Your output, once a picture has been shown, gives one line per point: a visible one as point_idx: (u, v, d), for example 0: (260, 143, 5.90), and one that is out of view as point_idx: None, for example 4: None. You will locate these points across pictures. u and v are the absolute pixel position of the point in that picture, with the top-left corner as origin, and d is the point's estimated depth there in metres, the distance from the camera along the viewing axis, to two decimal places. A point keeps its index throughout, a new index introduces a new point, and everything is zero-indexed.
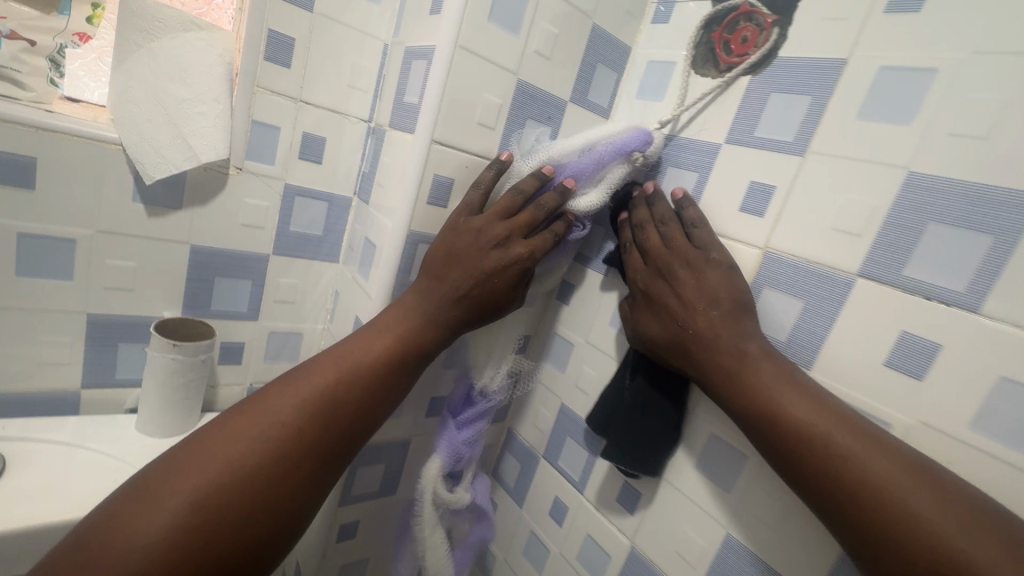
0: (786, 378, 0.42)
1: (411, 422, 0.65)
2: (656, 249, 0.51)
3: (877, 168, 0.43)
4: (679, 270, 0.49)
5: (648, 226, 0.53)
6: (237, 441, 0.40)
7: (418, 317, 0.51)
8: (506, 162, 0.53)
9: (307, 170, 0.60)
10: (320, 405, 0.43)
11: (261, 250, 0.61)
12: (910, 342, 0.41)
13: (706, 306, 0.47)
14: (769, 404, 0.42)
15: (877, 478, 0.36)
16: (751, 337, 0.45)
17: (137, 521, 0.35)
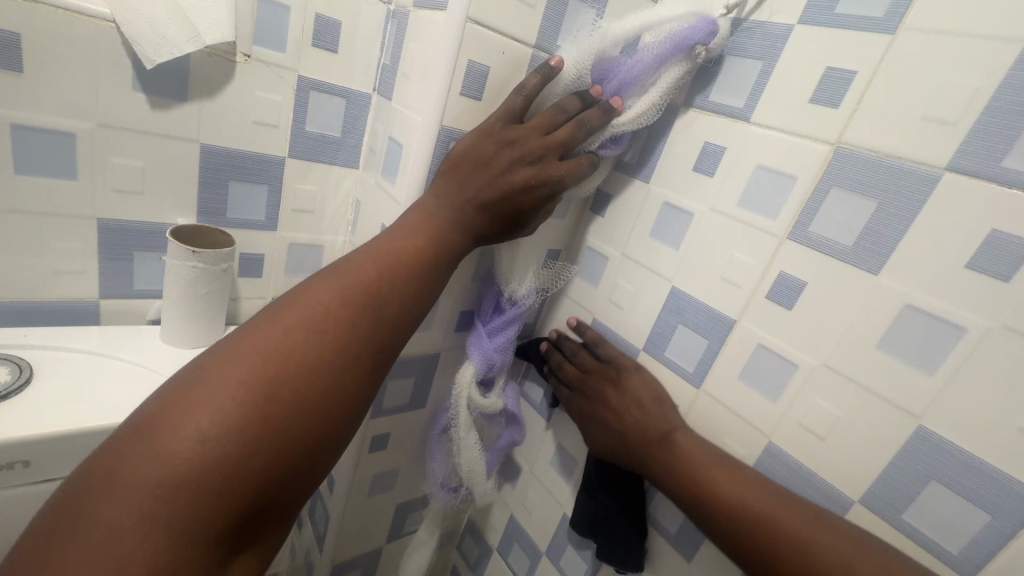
0: (716, 458, 0.50)
1: (441, 337, 0.64)
2: (576, 377, 0.64)
3: (987, 43, 0.37)
4: (606, 388, 0.60)
5: (564, 363, 0.66)
6: (286, 333, 0.36)
7: (450, 215, 0.46)
8: (555, 67, 0.46)
9: (321, 60, 0.54)
10: (365, 300, 0.40)
11: (276, 153, 0.56)
12: (999, 242, 0.37)
13: (632, 409, 0.56)
14: (704, 485, 0.48)
15: (771, 515, 0.44)
16: (666, 417, 0.55)
17: (193, 413, 0.31)
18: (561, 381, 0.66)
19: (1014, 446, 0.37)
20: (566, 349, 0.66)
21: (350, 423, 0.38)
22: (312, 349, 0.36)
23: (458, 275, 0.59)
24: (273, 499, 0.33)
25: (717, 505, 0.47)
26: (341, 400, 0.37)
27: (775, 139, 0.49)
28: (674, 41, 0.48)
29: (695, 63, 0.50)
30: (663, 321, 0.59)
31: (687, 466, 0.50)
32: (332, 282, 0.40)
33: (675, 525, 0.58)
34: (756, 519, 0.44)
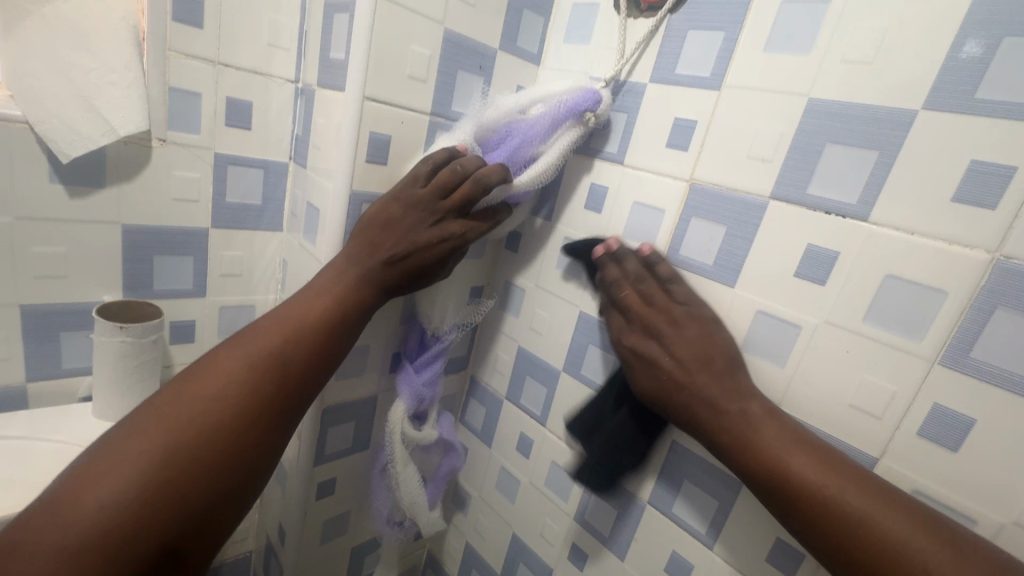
0: (794, 439, 0.42)
1: (375, 379, 0.67)
2: (637, 305, 0.53)
3: (784, 97, 0.47)
4: (661, 323, 0.51)
5: (621, 283, 0.55)
6: (192, 402, 0.40)
7: (361, 273, 0.51)
8: (460, 150, 0.53)
9: (236, 138, 0.58)
10: (272, 363, 0.44)
11: (199, 224, 0.60)
12: (814, 253, 0.46)
13: (701, 372, 0.48)
14: (778, 466, 0.41)
15: (885, 532, 0.36)
16: (752, 397, 0.46)
17: (100, 483, 0.34)
18: (615, 306, 0.56)
19: (845, 418, 0.45)
20: (625, 263, 0.55)
21: (257, 478, 0.42)
22: (215, 416, 0.40)
23: (384, 318, 0.64)
24: (173, 555, 0.37)
25: (791, 490, 0.40)
26: (248, 456, 0.41)
27: (646, 178, 0.57)
28: (566, 107, 0.55)
29: (587, 126, 0.58)
30: (576, 343, 0.66)
31: (740, 434, 0.44)
32: (241, 348, 0.44)
33: (607, 529, 0.63)
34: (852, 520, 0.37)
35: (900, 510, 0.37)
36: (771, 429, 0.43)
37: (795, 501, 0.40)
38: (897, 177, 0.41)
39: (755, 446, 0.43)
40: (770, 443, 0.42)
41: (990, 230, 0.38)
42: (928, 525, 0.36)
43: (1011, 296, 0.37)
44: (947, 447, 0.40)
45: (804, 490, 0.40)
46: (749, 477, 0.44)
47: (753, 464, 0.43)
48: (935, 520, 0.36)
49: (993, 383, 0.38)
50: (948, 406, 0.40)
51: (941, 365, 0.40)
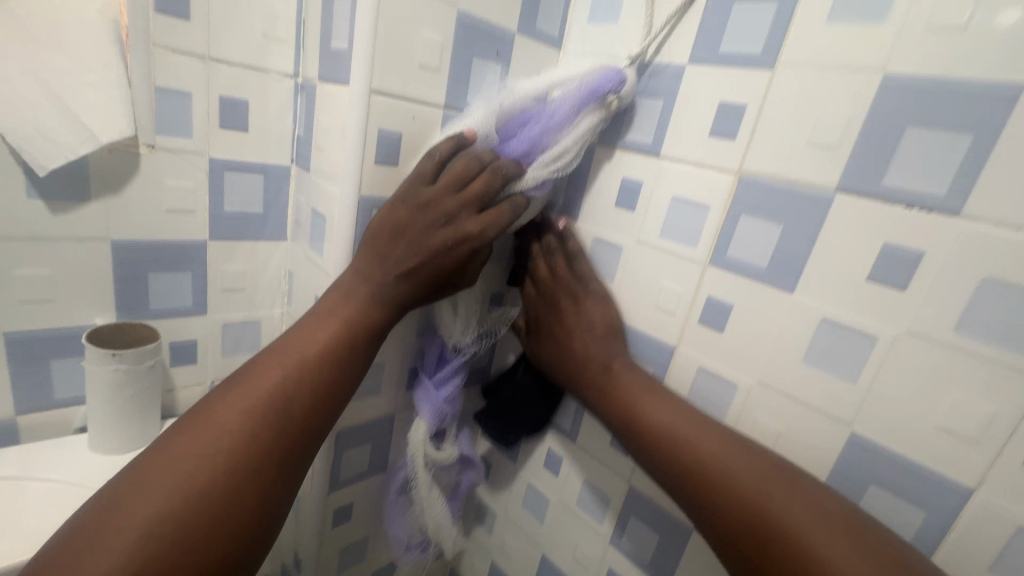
0: (649, 388, 0.50)
1: (390, 397, 0.62)
2: (547, 278, 0.58)
3: (852, 74, 0.41)
4: (564, 301, 0.57)
5: (541, 259, 0.58)
6: (186, 458, 0.35)
7: (370, 289, 0.46)
8: (468, 137, 0.48)
9: (232, 141, 0.53)
10: (275, 404, 0.39)
11: (196, 236, 0.55)
12: (892, 254, 0.40)
13: (584, 332, 0.55)
14: (636, 414, 0.49)
15: (742, 481, 0.41)
16: (616, 355, 0.54)
17: (83, 566, 0.30)
18: (530, 275, 0.60)
19: (934, 443, 0.39)
20: (556, 261, 0.58)
21: (266, 532, 0.37)
22: (214, 471, 0.35)
23: (400, 331, 0.59)
24: None
25: (657, 440, 0.47)
26: (255, 513, 0.36)
27: (686, 171, 0.51)
28: (585, 88, 0.49)
29: (609, 110, 0.52)
30: None
31: (590, 358, 0.54)
32: (240, 389, 0.39)
33: (649, 556, 0.58)
34: (683, 449, 0.45)
35: (769, 473, 0.41)
36: (627, 378, 0.51)
37: (647, 435, 0.47)
38: (999, 163, 0.35)
39: (615, 396, 0.51)
40: (631, 390, 0.50)
41: None
42: (747, 449, 0.43)
43: None
44: None
45: (654, 431, 0.47)
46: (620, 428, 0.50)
47: (626, 413, 0.49)
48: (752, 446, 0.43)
49: None
50: None
51: None
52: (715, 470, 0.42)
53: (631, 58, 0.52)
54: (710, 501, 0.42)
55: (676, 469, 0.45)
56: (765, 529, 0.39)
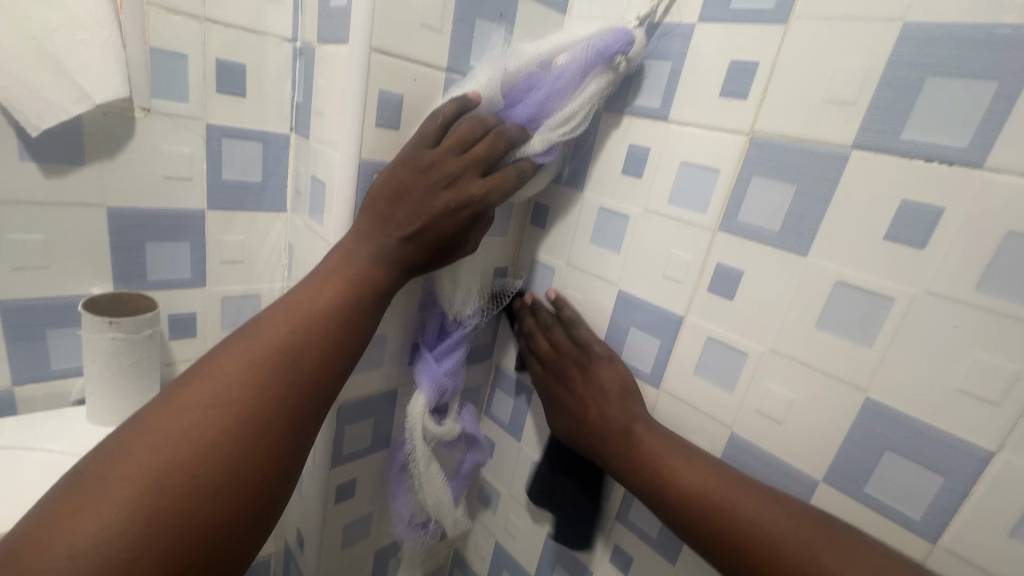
0: (673, 448, 0.48)
1: (393, 372, 0.61)
2: (549, 353, 0.60)
3: (870, 26, 0.39)
4: (573, 373, 0.57)
5: (536, 334, 0.62)
6: (189, 412, 0.34)
7: (374, 251, 0.45)
8: (472, 98, 0.46)
9: (230, 107, 0.52)
10: (280, 361, 0.38)
11: (194, 205, 0.54)
12: (911, 212, 0.38)
13: (596, 400, 0.54)
14: (659, 470, 0.47)
15: (786, 541, 0.39)
16: (637, 415, 0.52)
17: (84, 517, 0.29)
18: (532, 353, 0.62)
19: (953, 406, 0.38)
20: (551, 333, 0.60)
21: (275, 490, 0.36)
22: (217, 426, 0.34)
23: (401, 303, 0.58)
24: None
25: (685, 494, 0.45)
26: (262, 470, 0.35)
27: (695, 135, 0.50)
28: (592, 49, 0.47)
29: (617, 73, 0.50)
30: (616, 326, 0.59)
31: (618, 426, 0.51)
32: (243, 345, 0.38)
33: (655, 530, 0.57)
34: (713, 506, 0.43)
35: (808, 523, 0.39)
36: (651, 439, 0.49)
37: (679, 504, 0.45)
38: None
39: (635, 455, 0.49)
40: (653, 453, 0.48)
41: None
42: (776, 499, 0.42)
43: None
44: None
45: (685, 491, 0.45)
46: (638, 485, 0.49)
47: (653, 483, 0.47)
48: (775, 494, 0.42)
49: None
50: None
51: None
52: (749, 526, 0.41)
53: (639, 18, 0.50)
54: (749, 552, 0.40)
55: (702, 529, 0.44)
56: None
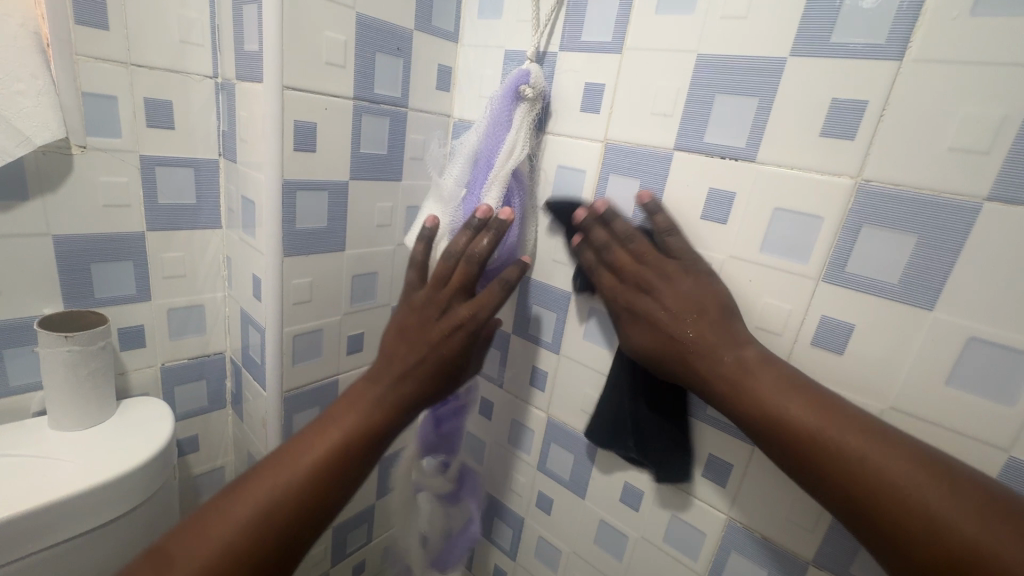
0: (789, 385, 0.41)
1: (332, 361, 0.70)
2: (629, 264, 0.50)
3: (676, 56, 0.51)
4: (655, 279, 0.48)
5: (613, 245, 0.51)
6: (187, 559, 0.37)
7: (381, 396, 0.48)
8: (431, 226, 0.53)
9: (161, 139, 0.59)
10: (281, 501, 0.41)
11: (134, 228, 0.60)
12: (715, 196, 0.51)
13: (692, 314, 0.46)
14: (771, 414, 0.41)
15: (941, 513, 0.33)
16: (747, 344, 0.44)
17: None
18: (603, 266, 0.52)
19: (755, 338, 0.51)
20: (614, 225, 0.51)
21: None
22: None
23: (334, 300, 0.66)
24: None
25: (812, 470, 0.38)
26: None
27: (567, 143, 0.61)
28: (497, 102, 0.57)
29: (532, 102, 0.57)
30: (522, 304, 0.70)
31: (717, 368, 0.44)
32: (245, 488, 0.41)
33: (567, 471, 0.69)
34: (859, 476, 0.36)
35: (927, 466, 0.35)
36: (765, 374, 0.42)
37: (801, 455, 0.39)
38: (774, 121, 0.46)
39: (750, 390, 0.42)
40: (768, 392, 0.41)
41: (851, 160, 0.43)
42: (923, 460, 0.35)
43: (874, 214, 0.43)
44: (835, 350, 0.47)
45: (804, 434, 0.39)
46: (748, 428, 0.42)
47: (765, 424, 0.41)
48: (898, 436, 0.37)
49: (864, 292, 0.44)
50: (832, 315, 0.46)
51: (824, 282, 0.46)
52: (868, 473, 0.36)
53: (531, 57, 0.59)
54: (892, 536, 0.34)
55: (848, 506, 0.37)
56: (937, 542, 0.33)
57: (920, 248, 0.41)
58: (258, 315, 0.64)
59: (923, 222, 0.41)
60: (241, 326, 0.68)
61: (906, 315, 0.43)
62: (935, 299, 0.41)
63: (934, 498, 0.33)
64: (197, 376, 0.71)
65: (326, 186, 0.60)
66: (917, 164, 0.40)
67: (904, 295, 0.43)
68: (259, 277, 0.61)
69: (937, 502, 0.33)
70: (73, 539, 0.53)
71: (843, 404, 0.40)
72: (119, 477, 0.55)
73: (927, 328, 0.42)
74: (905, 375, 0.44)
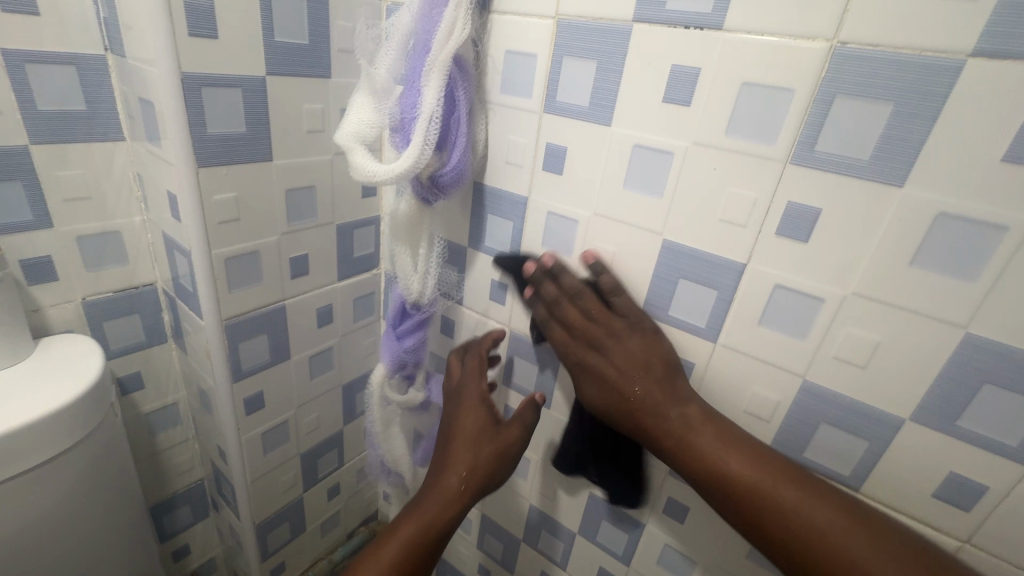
0: (726, 440, 0.47)
1: (276, 286, 0.65)
2: (579, 323, 0.54)
3: None
4: (605, 339, 0.52)
5: (563, 300, 0.55)
6: None
7: (457, 474, 0.54)
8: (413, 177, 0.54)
9: (23, 27, 0.48)
10: None
11: (13, 140, 0.51)
12: (678, 74, 0.46)
13: (640, 373, 0.51)
14: (712, 466, 0.46)
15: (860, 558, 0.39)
16: (689, 400, 0.49)
17: None
18: (558, 321, 0.56)
19: (718, 233, 0.48)
20: (563, 279, 0.55)
21: None
22: None
23: (272, 219, 0.61)
24: None
25: (751, 510, 0.44)
26: None
27: (515, 24, 0.54)
28: None
29: None
30: (478, 215, 0.66)
31: (665, 421, 0.49)
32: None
33: (532, 383, 0.69)
34: (789, 517, 0.42)
35: (845, 513, 0.42)
36: (708, 430, 0.47)
37: (736, 496, 0.45)
38: None
39: (693, 444, 0.47)
40: (711, 446, 0.46)
41: (827, 19, 0.38)
42: (845, 508, 0.42)
43: (848, 81, 0.39)
44: (800, 239, 0.44)
45: (739, 482, 0.45)
46: (692, 478, 0.48)
47: (704, 473, 0.46)
48: (816, 482, 0.44)
49: (834, 172, 0.41)
50: (799, 201, 0.43)
51: (792, 164, 0.43)
52: (800, 519, 0.42)
53: None
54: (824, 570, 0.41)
55: (785, 541, 0.43)
56: None
57: (895, 117, 0.38)
58: (182, 239, 0.57)
59: (901, 86, 0.37)
60: (168, 253, 0.62)
61: (876, 194, 0.40)
62: (906, 174, 0.38)
63: (854, 543, 0.40)
64: (128, 311, 0.65)
65: (239, 83, 0.52)
66: (898, 17, 0.36)
67: (875, 172, 0.40)
68: (175, 195, 0.54)
69: (858, 547, 0.40)
70: (16, 479, 0.50)
71: (768, 450, 0.46)
72: (49, 415, 0.51)
73: (895, 206, 0.39)
74: (870, 259, 0.42)
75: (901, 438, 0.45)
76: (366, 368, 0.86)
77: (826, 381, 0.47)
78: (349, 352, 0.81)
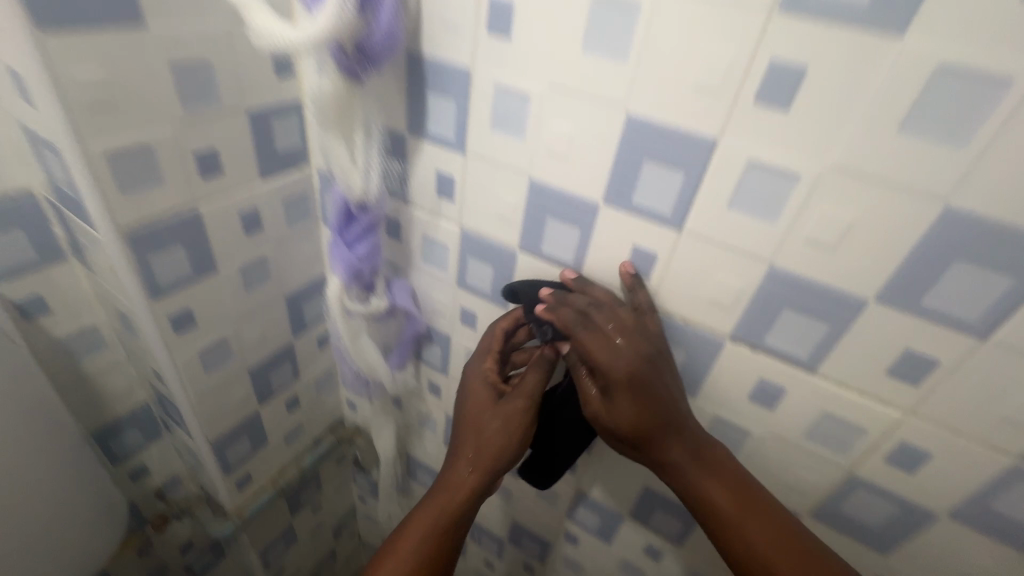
0: (719, 473, 0.52)
1: (184, 189, 0.56)
2: (627, 327, 0.51)
3: None
4: (646, 349, 0.51)
5: (600, 311, 0.52)
6: None
7: (466, 466, 0.56)
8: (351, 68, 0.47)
9: None
10: None
11: None
12: None
13: (673, 403, 0.51)
14: (701, 493, 0.52)
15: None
16: (700, 434, 0.52)
17: None
18: (598, 334, 0.51)
19: (688, 104, 0.42)
20: (596, 291, 0.54)
21: None
22: None
23: (161, 105, 0.50)
24: None
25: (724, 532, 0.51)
26: None
27: None
28: None
29: None
30: (415, 96, 0.57)
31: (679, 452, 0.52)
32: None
33: (489, 284, 0.66)
34: (749, 539, 0.50)
35: (796, 544, 0.49)
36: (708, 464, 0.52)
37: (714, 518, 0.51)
38: None
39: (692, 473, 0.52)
40: (707, 478, 0.51)
41: None
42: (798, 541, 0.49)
43: None
44: (780, 107, 0.39)
45: (722, 508, 0.51)
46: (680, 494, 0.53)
47: (694, 497, 0.52)
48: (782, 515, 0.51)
49: (827, 18, 0.35)
50: (782, 59, 0.37)
51: (780, 10, 0.36)
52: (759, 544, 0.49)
53: None
54: None
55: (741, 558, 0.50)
56: None
57: None
58: (46, 132, 0.47)
59: None
60: (36, 151, 0.51)
61: (871, 45, 0.34)
62: (910, 17, 0.32)
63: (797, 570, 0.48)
64: (5, 223, 0.55)
65: None
66: None
67: (875, 15, 0.33)
68: (20, 73, 0.43)
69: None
70: None
71: (753, 485, 0.52)
72: None
73: (891, 59, 0.34)
74: (854, 127, 0.37)
75: (861, 318, 0.44)
76: (311, 278, 0.79)
77: (793, 265, 0.45)
78: (288, 261, 0.74)
